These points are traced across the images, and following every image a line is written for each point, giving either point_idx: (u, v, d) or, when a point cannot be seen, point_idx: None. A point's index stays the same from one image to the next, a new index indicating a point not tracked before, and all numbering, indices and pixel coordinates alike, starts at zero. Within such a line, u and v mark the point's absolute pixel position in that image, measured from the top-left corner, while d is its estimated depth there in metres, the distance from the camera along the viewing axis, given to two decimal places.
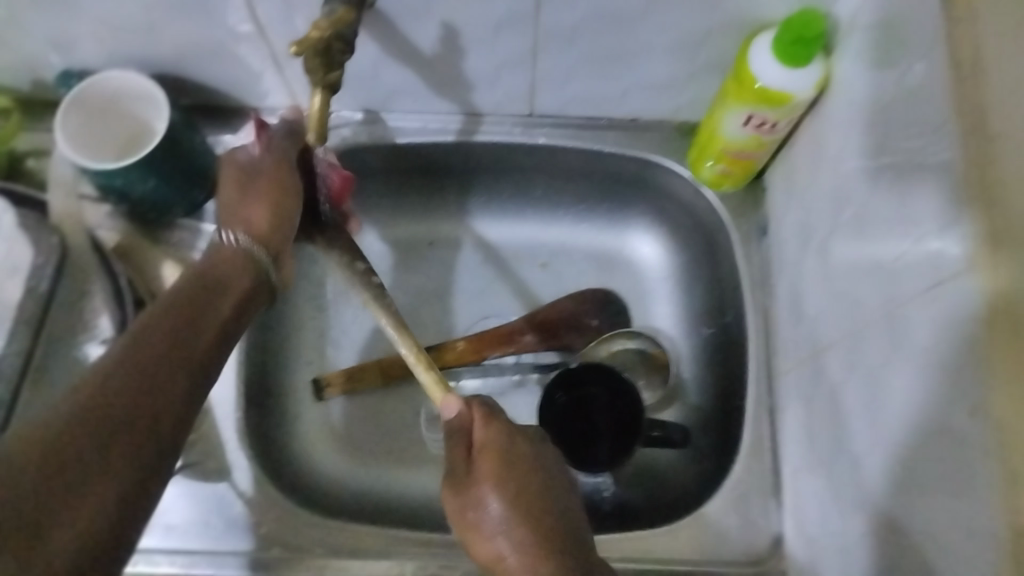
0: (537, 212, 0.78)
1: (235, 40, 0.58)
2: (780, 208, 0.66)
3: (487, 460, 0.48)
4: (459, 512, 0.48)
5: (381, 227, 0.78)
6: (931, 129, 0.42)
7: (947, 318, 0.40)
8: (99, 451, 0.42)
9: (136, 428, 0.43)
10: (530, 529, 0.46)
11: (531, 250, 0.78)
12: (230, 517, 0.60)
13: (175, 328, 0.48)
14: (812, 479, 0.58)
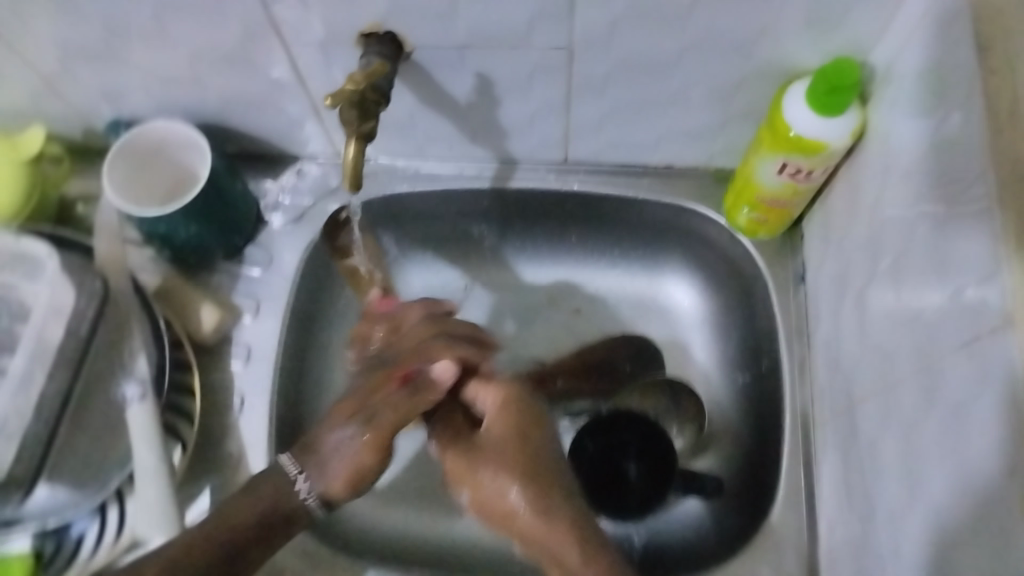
0: (572, 257, 0.78)
1: (277, 90, 0.60)
2: (817, 255, 0.66)
3: (495, 422, 0.55)
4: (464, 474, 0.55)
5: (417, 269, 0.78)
6: (967, 180, 0.42)
7: (987, 375, 0.39)
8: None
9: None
10: (533, 472, 0.52)
11: (566, 295, 0.78)
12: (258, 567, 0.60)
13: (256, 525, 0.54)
14: (847, 536, 0.57)
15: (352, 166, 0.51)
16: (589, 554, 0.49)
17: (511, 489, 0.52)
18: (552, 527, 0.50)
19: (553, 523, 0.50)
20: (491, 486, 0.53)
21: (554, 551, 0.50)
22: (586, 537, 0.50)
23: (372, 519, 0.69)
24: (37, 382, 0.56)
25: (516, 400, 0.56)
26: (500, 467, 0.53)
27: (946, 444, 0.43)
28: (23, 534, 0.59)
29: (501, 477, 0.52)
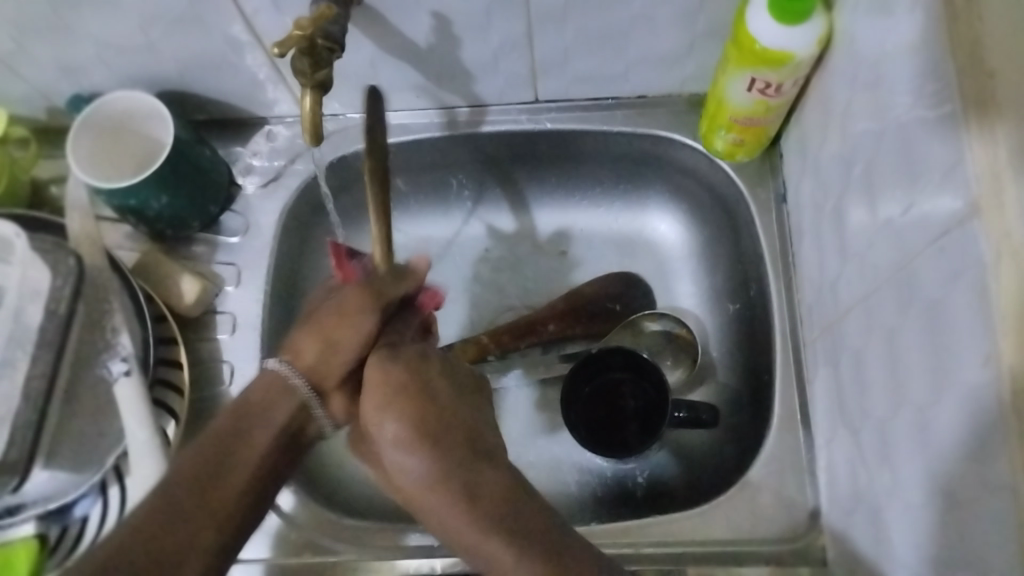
0: (555, 198, 0.78)
1: (235, 50, 0.59)
2: (796, 174, 0.65)
3: (372, 387, 0.52)
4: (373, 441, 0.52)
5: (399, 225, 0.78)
6: (935, 73, 0.42)
7: (959, 268, 0.40)
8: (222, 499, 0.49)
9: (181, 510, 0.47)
10: (439, 455, 0.50)
11: (550, 238, 0.78)
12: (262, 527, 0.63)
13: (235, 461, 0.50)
14: (842, 449, 0.57)
15: (310, 116, 0.51)
16: (497, 538, 0.47)
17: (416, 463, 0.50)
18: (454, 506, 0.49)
19: (465, 519, 0.48)
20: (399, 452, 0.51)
21: (466, 535, 0.48)
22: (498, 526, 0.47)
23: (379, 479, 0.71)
24: (21, 365, 0.57)
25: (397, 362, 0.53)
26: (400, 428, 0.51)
27: (927, 345, 0.44)
28: (26, 520, 0.60)
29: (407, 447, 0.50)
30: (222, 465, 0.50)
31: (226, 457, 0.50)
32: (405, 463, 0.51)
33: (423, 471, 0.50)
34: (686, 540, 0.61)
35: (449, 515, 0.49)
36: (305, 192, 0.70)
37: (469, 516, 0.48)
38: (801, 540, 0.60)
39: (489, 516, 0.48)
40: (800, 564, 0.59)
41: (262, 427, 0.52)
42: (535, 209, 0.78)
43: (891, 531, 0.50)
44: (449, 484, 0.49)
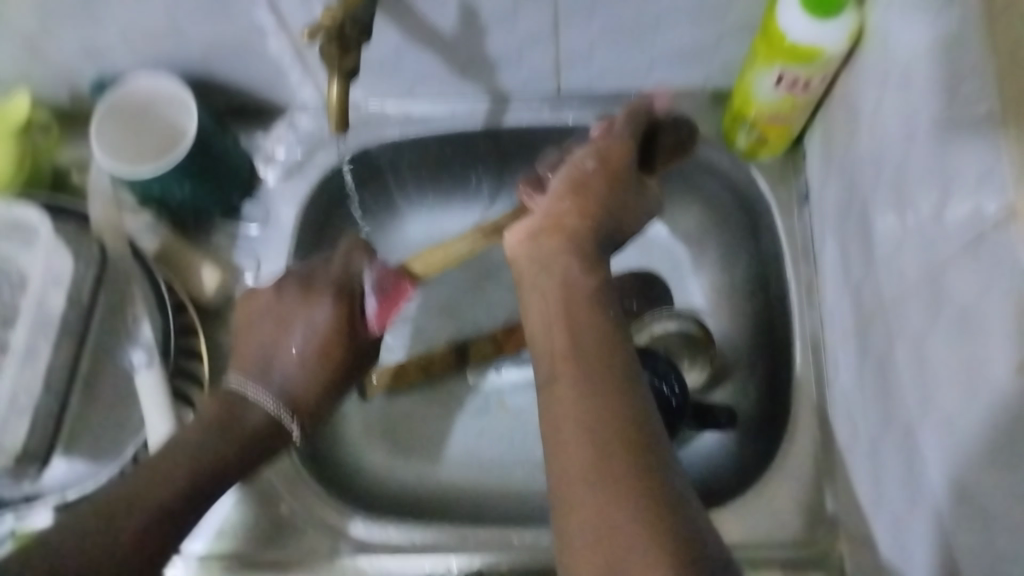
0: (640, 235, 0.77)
1: (261, 36, 0.59)
2: (819, 173, 0.65)
3: (602, 184, 0.51)
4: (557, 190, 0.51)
5: (416, 220, 0.76)
6: (971, 66, 0.41)
7: (993, 263, 0.40)
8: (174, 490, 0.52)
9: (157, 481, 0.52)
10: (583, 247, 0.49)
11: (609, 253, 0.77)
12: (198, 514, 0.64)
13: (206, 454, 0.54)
14: (862, 450, 0.57)
15: (337, 103, 0.50)
16: (608, 470, 0.41)
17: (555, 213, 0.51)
18: (600, 404, 0.43)
19: (596, 422, 0.42)
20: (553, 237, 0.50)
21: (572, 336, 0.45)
22: (626, 455, 0.41)
23: (391, 469, 0.72)
24: (43, 353, 0.56)
25: (616, 191, 0.51)
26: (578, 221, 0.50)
27: (955, 340, 0.44)
28: (42, 510, 0.59)
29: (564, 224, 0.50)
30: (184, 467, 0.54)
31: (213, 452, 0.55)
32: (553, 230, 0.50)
33: (579, 357, 0.45)
34: None
35: (576, 402, 0.43)
36: (325, 185, 0.70)
37: (607, 426, 0.42)
38: (818, 543, 0.60)
39: (609, 454, 0.41)
40: (815, 571, 0.59)
41: (236, 431, 0.56)
42: (656, 223, 0.77)
43: (911, 533, 0.50)
44: (594, 313, 0.47)
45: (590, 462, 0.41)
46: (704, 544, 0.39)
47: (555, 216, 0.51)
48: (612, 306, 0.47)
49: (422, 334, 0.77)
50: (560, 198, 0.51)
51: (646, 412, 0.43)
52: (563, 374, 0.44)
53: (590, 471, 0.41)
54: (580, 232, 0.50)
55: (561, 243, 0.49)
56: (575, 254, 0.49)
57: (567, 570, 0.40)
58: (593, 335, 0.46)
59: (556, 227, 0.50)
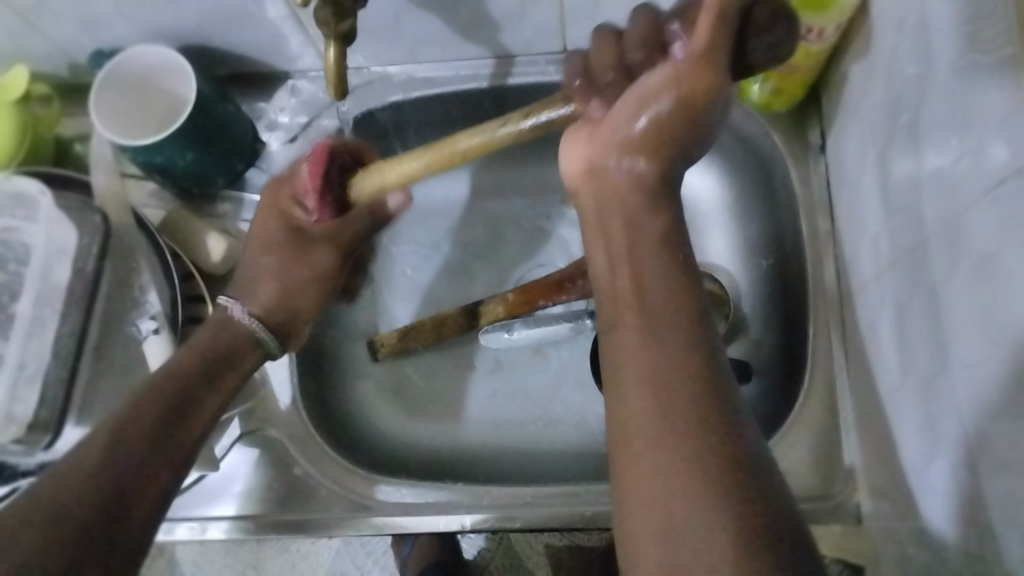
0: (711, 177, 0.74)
1: (256, 1, 0.58)
2: (835, 125, 0.63)
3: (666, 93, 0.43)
4: (639, 95, 0.45)
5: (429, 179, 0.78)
6: (990, 12, 0.40)
7: (1015, 217, 0.38)
8: (142, 452, 0.49)
9: (123, 448, 0.49)
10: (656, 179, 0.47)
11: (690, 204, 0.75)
12: (210, 482, 0.64)
13: (160, 413, 0.52)
14: (881, 404, 0.56)
15: (334, 68, 0.50)
16: (672, 411, 0.40)
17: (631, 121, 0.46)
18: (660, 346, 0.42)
19: (660, 358, 0.41)
20: (649, 147, 0.46)
21: (640, 279, 0.45)
22: (695, 400, 0.40)
23: (404, 429, 0.73)
24: (50, 323, 0.58)
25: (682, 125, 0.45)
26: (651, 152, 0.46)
27: (976, 299, 0.42)
28: None
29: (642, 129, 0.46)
30: (135, 412, 0.51)
31: (166, 399, 0.53)
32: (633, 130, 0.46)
33: (645, 301, 0.44)
34: None
35: (642, 348, 0.42)
36: None
37: (673, 362, 0.41)
38: (834, 499, 0.60)
39: (676, 398, 0.40)
40: (832, 522, 0.59)
41: (176, 389, 0.54)
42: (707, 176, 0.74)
43: (930, 486, 0.49)
44: (663, 250, 0.45)
45: (651, 395, 0.41)
46: (771, 499, 0.37)
47: (606, 163, 0.48)
48: (683, 248, 0.46)
49: (433, 295, 0.76)
50: (611, 150, 0.47)
51: (712, 347, 0.42)
52: (632, 327, 0.43)
53: (651, 401, 0.40)
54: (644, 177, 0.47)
55: (618, 189, 0.48)
56: (636, 195, 0.47)
57: (621, 513, 0.39)
58: (658, 269, 0.45)
59: (649, 132, 0.46)
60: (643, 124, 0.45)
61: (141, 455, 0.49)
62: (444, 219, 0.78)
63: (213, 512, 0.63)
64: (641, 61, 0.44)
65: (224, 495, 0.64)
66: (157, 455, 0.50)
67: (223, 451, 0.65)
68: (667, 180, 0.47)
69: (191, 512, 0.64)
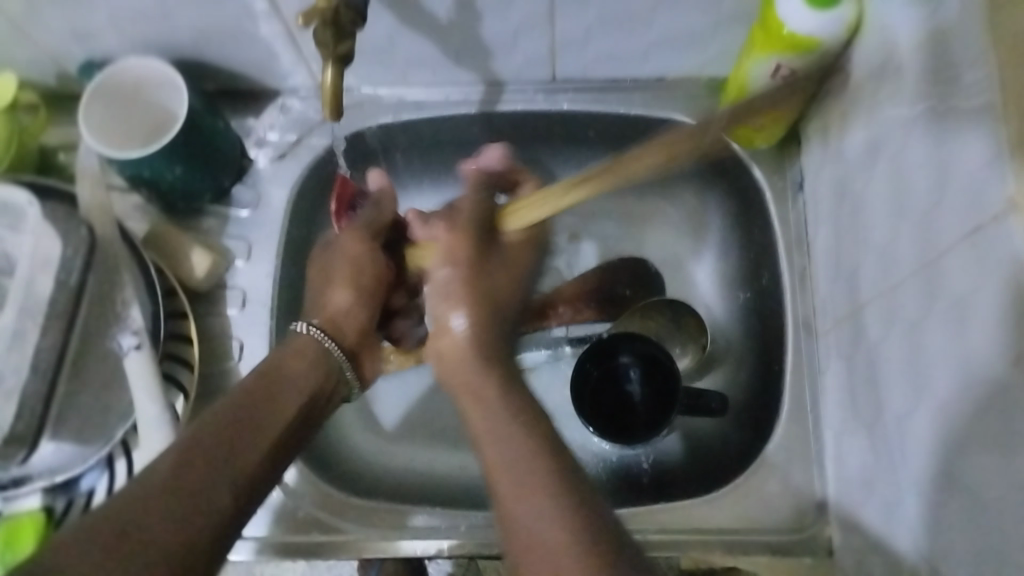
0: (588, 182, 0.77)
1: (251, 19, 0.58)
2: (814, 163, 0.64)
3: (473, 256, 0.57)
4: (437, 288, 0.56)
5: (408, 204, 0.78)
6: (970, 60, 0.41)
7: (991, 256, 0.39)
8: (220, 483, 0.46)
9: (176, 498, 0.44)
10: (491, 327, 0.56)
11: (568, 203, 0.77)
12: None
13: (249, 426, 0.50)
14: (854, 436, 0.57)
15: (331, 92, 0.50)
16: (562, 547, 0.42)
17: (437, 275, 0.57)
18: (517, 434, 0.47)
19: (540, 527, 0.43)
20: (471, 303, 0.55)
21: (491, 428, 0.49)
22: (581, 530, 0.42)
23: (378, 451, 0.72)
24: (31, 336, 0.55)
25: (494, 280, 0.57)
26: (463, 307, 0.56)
27: (948, 335, 0.44)
28: (31, 493, 0.61)
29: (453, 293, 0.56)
30: (234, 422, 0.50)
31: (258, 421, 0.51)
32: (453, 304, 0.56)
33: (505, 482, 0.45)
34: (696, 526, 0.62)
35: (519, 492, 0.45)
36: (319, 166, 0.69)
37: (552, 535, 0.42)
38: (807, 529, 0.60)
39: (564, 551, 0.41)
40: (804, 554, 0.60)
41: (250, 426, 0.50)
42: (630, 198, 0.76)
43: (899, 519, 0.50)
44: (520, 417, 0.49)
45: (520, 469, 0.46)
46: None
47: (449, 321, 0.55)
48: (535, 423, 0.48)
49: None
50: (453, 302, 0.56)
51: (591, 515, 0.43)
52: (506, 493, 0.45)
53: (522, 475, 0.45)
54: (473, 290, 0.56)
55: (457, 349, 0.55)
56: (469, 356, 0.54)
57: None
58: (513, 447, 0.47)
59: (469, 303, 0.56)
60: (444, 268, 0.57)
61: (184, 529, 0.43)
62: None
63: None
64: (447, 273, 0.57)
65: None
66: (253, 472, 0.49)
67: None
68: (485, 332, 0.55)
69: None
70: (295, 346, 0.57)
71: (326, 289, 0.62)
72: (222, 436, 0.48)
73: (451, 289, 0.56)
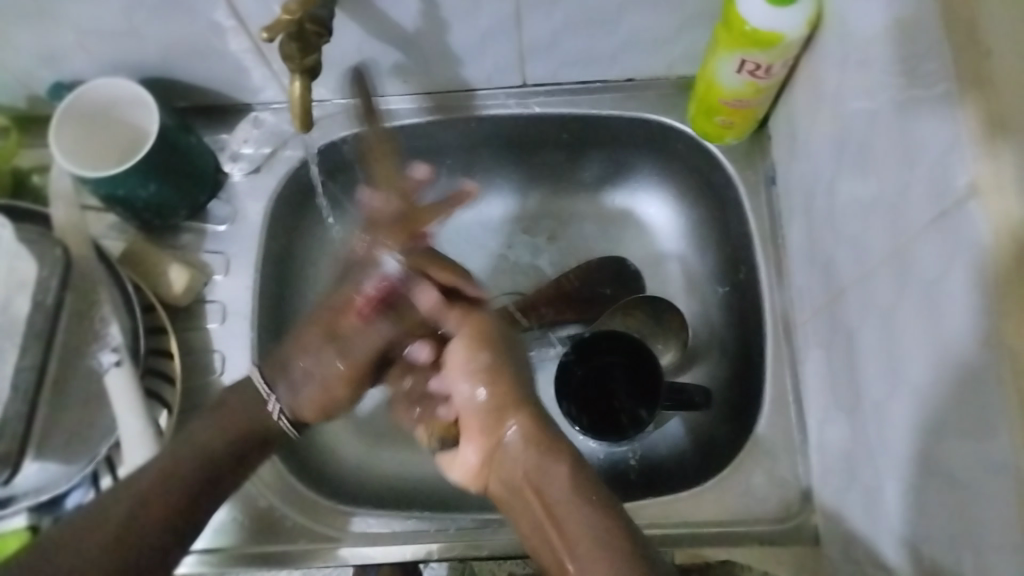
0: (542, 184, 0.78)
1: (219, 35, 0.58)
2: (785, 155, 0.65)
3: (469, 341, 0.61)
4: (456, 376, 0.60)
5: None
6: (926, 52, 0.42)
7: (957, 244, 0.40)
8: (168, 511, 0.56)
9: (146, 509, 0.55)
10: (522, 410, 0.58)
11: (525, 217, 0.78)
12: None
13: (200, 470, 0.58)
14: (835, 424, 0.58)
15: (299, 102, 0.52)
16: None
17: (466, 375, 0.59)
18: (557, 463, 0.55)
19: None
20: (487, 377, 0.59)
21: (549, 506, 0.54)
22: None
23: (367, 459, 0.73)
24: (9, 356, 0.56)
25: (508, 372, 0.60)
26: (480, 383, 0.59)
27: (923, 323, 0.44)
28: (18, 512, 0.60)
29: (472, 376, 0.59)
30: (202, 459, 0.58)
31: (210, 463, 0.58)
32: (469, 386, 0.59)
33: (577, 554, 0.51)
34: (682, 519, 0.62)
35: (596, 556, 0.50)
36: (291, 180, 0.70)
37: None
38: (794, 519, 0.61)
39: None
40: (791, 543, 0.61)
41: (207, 462, 0.58)
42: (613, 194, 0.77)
43: (882, 505, 0.51)
44: (580, 488, 0.54)
45: (595, 546, 0.51)
46: None
47: (465, 395, 0.59)
48: (592, 492, 0.54)
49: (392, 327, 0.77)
50: (469, 382, 0.59)
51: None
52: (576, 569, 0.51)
53: (596, 551, 0.50)
54: (479, 353, 0.60)
55: (474, 414, 0.59)
56: (502, 424, 0.58)
57: None
58: (571, 515, 0.53)
59: (490, 386, 0.59)
60: (470, 372, 0.59)
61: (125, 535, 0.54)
62: None
63: None
64: (457, 353, 0.61)
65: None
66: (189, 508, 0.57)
67: None
68: (523, 415, 0.58)
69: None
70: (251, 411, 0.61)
71: (302, 380, 0.62)
72: (197, 462, 0.58)
73: (466, 379, 0.59)
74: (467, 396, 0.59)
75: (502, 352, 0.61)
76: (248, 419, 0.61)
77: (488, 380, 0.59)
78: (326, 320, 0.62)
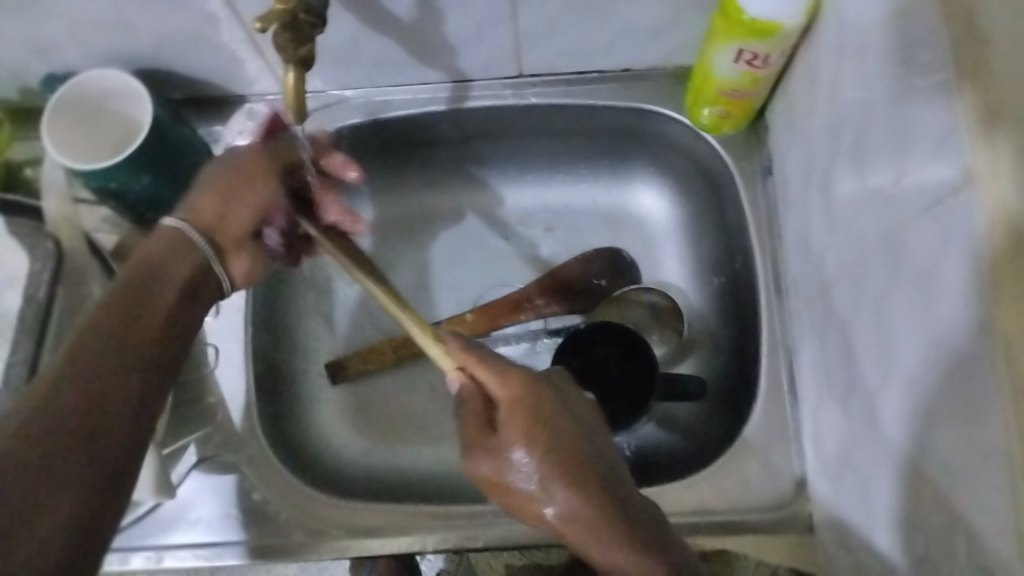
0: (535, 177, 0.77)
1: (212, 26, 0.58)
2: (781, 146, 0.65)
3: (524, 425, 0.50)
4: (503, 475, 0.50)
5: (370, 210, 0.78)
6: (925, 42, 0.42)
7: (954, 233, 0.40)
8: (143, 303, 0.53)
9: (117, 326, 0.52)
10: (584, 483, 0.48)
11: (524, 213, 0.78)
12: (167, 511, 0.63)
13: (180, 270, 0.55)
14: (830, 415, 0.58)
15: (293, 92, 0.51)
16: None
17: (513, 462, 0.49)
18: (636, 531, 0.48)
19: None
20: (539, 462, 0.49)
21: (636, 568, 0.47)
22: None
23: (362, 454, 0.73)
24: (1, 352, 0.57)
25: (564, 441, 0.50)
26: (534, 476, 0.49)
27: (915, 312, 0.44)
28: None
29: (523, 469, 0.49)
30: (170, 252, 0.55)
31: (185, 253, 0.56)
32: (524, 481, 0.49)
33: None
34: (675, 511, 0.62)
35: None
36: None
37: None
38: (789, 509, 0.61)
39: None
40: (787, 532, 0.61)
41: (161, 269, 0.55)
42: (610, 185, 0.77)
43: (876, 499, 0.51)
44: (656, 545, 0.48)
45: None
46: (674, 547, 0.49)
47: (515, 488, 0.50)
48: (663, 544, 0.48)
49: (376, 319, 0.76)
50: (513, 478, 0.49)
51: None
52: None
53: None
54: (529, 441, 0.49)
55: (531, 503, 0.49)
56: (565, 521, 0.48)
57: None
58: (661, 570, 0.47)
59: (547, 472, 0.49)
60: (526, 469, 0.49)
61: (92, 354, 0.50)
62: (398, 238, 0.78)
63: (172, 539, 0.63)
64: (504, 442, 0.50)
65: (180, 523, 0.63)
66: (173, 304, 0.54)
67: (178, 479, 0.64)
68: (593, 492, 0.48)
69: (147, 542, 0.63)
70: (170, 237, 0.56)
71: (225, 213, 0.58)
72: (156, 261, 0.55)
73: (517, 473, 0.49)
74: (519, 493, 0.50)
75: (544, 427, 0.50)
76: (179, 239, 0.56)
77: (542, 467, 0.49)
78: (238, 173, 0.58)
